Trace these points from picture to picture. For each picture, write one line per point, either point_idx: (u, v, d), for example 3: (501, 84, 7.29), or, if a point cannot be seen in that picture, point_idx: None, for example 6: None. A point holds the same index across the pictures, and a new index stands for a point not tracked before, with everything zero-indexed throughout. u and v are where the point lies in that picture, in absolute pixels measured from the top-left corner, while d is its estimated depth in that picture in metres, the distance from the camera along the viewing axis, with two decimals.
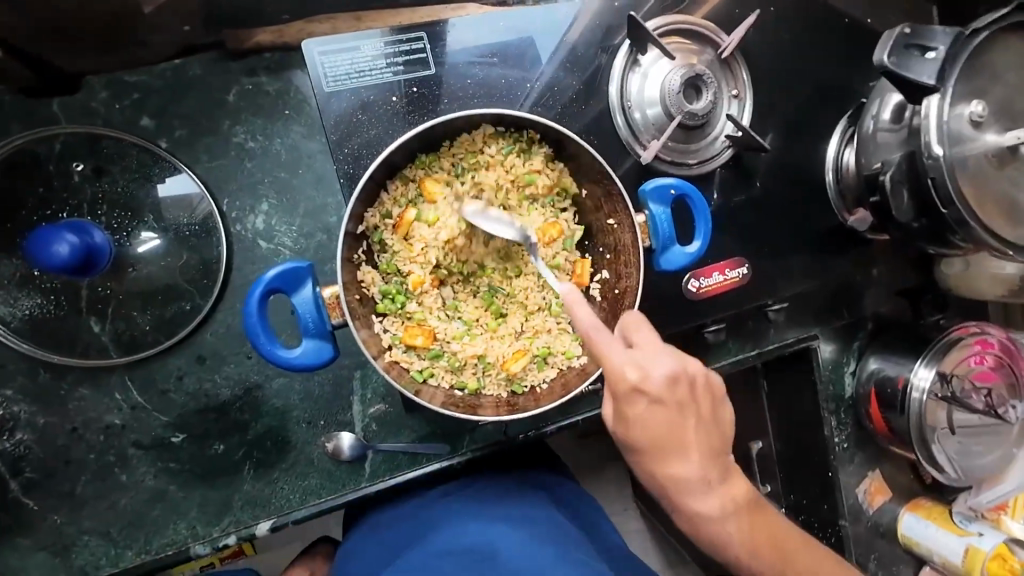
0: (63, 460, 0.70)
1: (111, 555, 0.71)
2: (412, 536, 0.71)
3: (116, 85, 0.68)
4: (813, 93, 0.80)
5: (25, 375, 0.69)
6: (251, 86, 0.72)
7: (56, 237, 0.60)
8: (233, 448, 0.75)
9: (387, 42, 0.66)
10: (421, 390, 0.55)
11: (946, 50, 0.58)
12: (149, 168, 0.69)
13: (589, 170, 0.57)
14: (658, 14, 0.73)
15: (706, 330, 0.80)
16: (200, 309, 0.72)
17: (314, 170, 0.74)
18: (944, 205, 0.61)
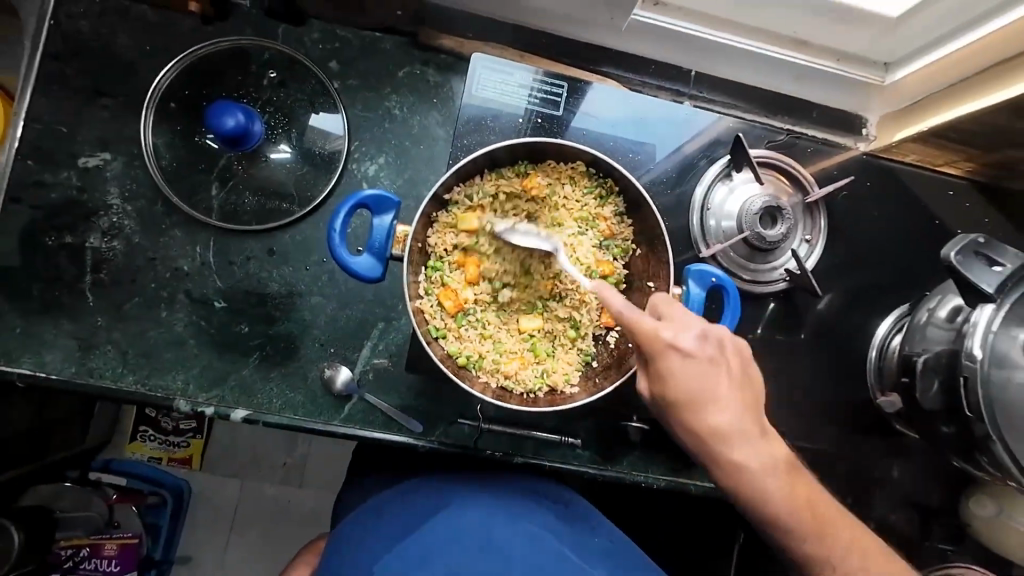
0: (130, 278, 0.82)
1: (117, 372, 0.81)
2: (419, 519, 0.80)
3: (328, 31, 0.86)
4: (881, 273, 0.84)
5: (143, 202, 0.82)
6: (419, 71, 0.87)
7: (230, 112, 0.76)
8: (253, 334, 0.83)
9: (536, 79, 0.80)
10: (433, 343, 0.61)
11: (1013, 270, 0.61)
12: (317, 97, 0.85)
13: (650, 236, 0.65)
14: (763, 148, 0.82)
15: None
16: (292, 214, 0.84)
17: (432, 151, 0.87)
18: (970, 409, 0.61)
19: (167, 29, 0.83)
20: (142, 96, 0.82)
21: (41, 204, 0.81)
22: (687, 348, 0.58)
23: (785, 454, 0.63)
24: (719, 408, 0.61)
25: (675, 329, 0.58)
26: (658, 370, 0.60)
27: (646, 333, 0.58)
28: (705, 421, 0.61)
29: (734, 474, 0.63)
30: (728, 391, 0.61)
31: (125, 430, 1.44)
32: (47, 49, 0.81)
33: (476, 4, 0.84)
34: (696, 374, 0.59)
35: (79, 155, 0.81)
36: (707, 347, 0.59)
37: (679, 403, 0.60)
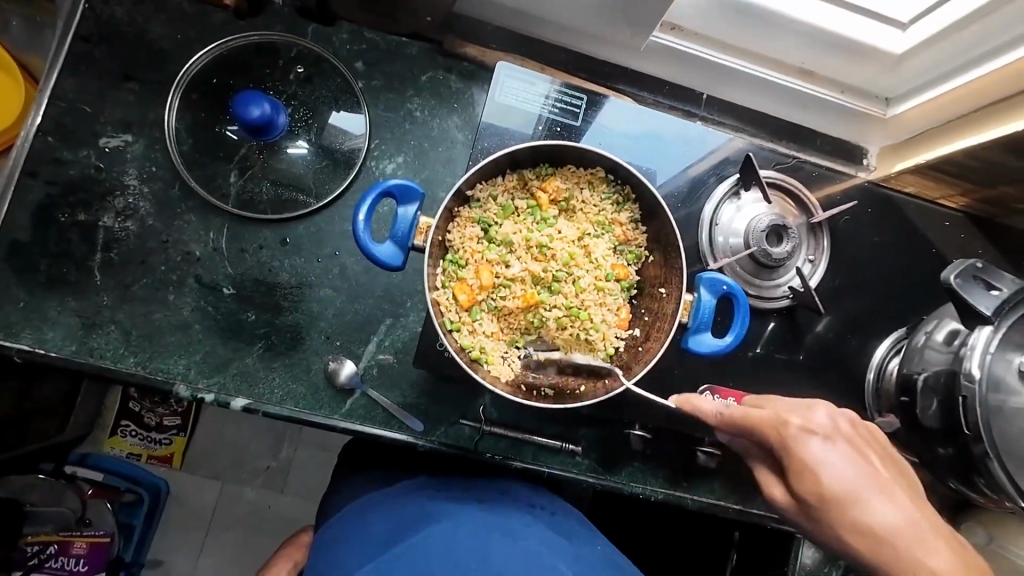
0: (141, 259, 0.81)
1: (118, 353, 0.79)
2: (410, 522, 0.78)
3: (356, 32, 0.88)
4: (881, 297, 0.87)
5: (160, 184, 0.83)
6: (441, 77, 0.89)
7: (256, 102, 0.78)
8: (260, 322, 0.83)
9: (556, 91, 0.83)
10: (447, 333, 0.62)
11: (1009, 294, 0.63)
12: (341, 94, 0.87)
13: (663, 244, 0.66)
14: (771, 170, 0.85)
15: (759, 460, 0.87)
16: (307, 206, 0.85)
17: (450, 153, 0.89)
18: (967, 427, 0.62)
19: (200, 20, 0.85)
20: (170, 82, 0.84)
21: (58, 180, 0.81)
22: (818, 429, 0.63)
23: (857, 434, 0.64)
24: (814, 437, 0.62)
25: (795, 414, 0.64)
26: (804, 463, 0.61)
27: (754, 418, 0.66)
28: (781, 427, 0.64)
29: (818, 477, 0.61)
30: (796, 413, 0.65)
31: (105, 422, 1.39)
32: (79, 31, 0.83)
33: (502, 17, 0.87)
34: (835, 456, 0.61)
35: (101, 135, 0.82)
36: (839, 426, 0.64)
37: (837, 499, 0.60)
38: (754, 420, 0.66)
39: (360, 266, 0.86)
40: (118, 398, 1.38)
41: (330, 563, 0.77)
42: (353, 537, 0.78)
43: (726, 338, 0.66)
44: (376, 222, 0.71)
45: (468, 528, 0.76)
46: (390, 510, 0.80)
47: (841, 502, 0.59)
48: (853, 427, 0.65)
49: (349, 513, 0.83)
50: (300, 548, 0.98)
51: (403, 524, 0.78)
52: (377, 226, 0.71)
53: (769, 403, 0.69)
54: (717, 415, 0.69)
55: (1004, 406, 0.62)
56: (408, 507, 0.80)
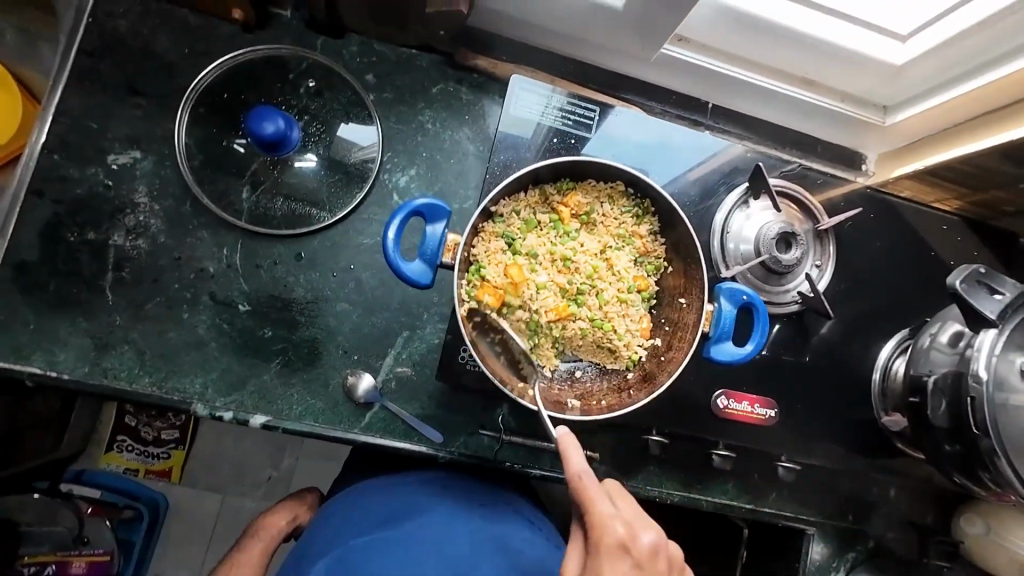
0: (153, 277, 0.80)
1: (133, 373, 0.78)
2: (407, 512, 0.80)
3: (365, 45, 0.88)
4: (884, 299, 0.90)
5: (171, 201, 0.82)
6: (452, 89, 0.89)
7: (271, 118, 0.77)
8: (276, 338, 0.82)
9: (568, 103, 0.84)
10: (473, 341, 0.63)
11: (1012, 298, 0.66)
12: (352, 107, 0.87)
13: (684, 256, 0.68)
14: (778, 178, 0.87)
15: (778, 463, 0.88)
16: (321, 220, 0.85)
17: (462, 165, 0.89)
18: (976, 426, 0.65)
19: (207, 34, 0.84)
20: (178, 97, 0.83)
21: (65, 198, 0.79)
22: (634, 550, 0.60)
23: (665, 574, 0.61)
24: (625, 558, 0.59)
25: (625, 523, 0.61)
26: (603, 552, 0.60)
27: (592, 510, 0.61)
28: (605, 532, 0.60)
29: None
30: (623, 519, 0.61)
31: (99, 438, 1.36)
32: (82, 45, 0.81)
33: (512, 29, 0.87)
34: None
35: (108, 152, 0.81)
36: (655, 561, 0.61)
37: None
38: (589, 495, 0.62)
39: (376, 280, 0.86)
40: (113, 414, 1.36)
41: (328, 526, 0.80)
42: (352, 509, 0.80)
43: (748, 346, 0.68)
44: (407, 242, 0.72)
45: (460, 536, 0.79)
46: (394, 495, 0.82)
47: None
48: (667, 564, 0.62)
49: (354, 492, 0.83)
50: (301, 506, 0.97)
51: (404, 513, 0.80)
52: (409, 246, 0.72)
53: (621, 503, 0.64)
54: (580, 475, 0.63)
55: (1009, 405, 0.65)
56: (415, 496, 0.82)
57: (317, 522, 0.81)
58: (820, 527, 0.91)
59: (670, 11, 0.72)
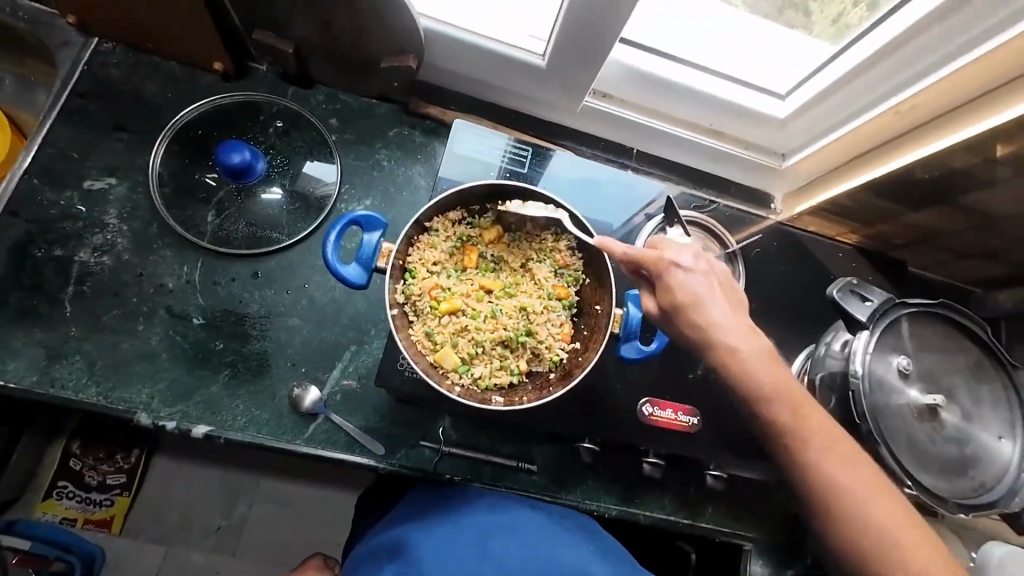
0: (113, 291, 0.85)
1: (80, 383, 0.81)
2: (409, 529, 0.78)
3: (331, 94, 1.01)
4: (794, 319, 0.99)
5: (140, 223, 0.89)
6: (406, 132, 1.02)
7: (238, 150, 0.87)
8: (227, 351, 0.87)
9: (505, 145, 0.96)
10: (405, 337, 0.69)
11: (879, 304, 0.76)
12: (315, 145, 0.97)
13: (597, 266, 0.75)
14: (691, 210, 0.99)
15: (707, 472, 0.93)
16: (280, 243, 0.92)
17: (414, 197, 0.99)
18: (858, 418, 0.73)
19: (189, 81, 0.96)
20: (157, 132, 0.93)
21: (38, 219, 0.86)
22: (685, 263, 0.68)
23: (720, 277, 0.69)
24: (681, 270, 0.68)
25: (669, 250, 0.69)
26: (668, 286, 0.68)
27: (644, 254, 0.69)
28: (655, 260, 0.68)
29: (679, 305, 0.67)
30: (669, 248, 0.69)
31: (39, 483, 1.31)
32: (75, 88, 0.92)
33: (460, 84, 1.01)
34: (694, 281, 0.67)
35: (86, 178, 0.89)
36: (703, 264, 0.69)
37: (699, 325, 0.67)
38: (649, 259, 0.68)
39: (328, 297, 0.92)
40: (59, 454, 1.32)
41: None
42: (363, 555, 0.79)
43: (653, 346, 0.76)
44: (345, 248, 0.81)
45: (470, 533, 0.75)
46: (392, 525, 0.81)
47: (705, 331, 0.66)
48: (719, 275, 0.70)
49: (359, 552, 0.81)
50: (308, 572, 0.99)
51: (401, 536, 0.77)
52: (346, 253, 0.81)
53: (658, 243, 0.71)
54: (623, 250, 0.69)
55: (884, 399, 0.74)
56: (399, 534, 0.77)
57: None
58: (756, 542, 0.93)
59: (582, 68, 0.87)
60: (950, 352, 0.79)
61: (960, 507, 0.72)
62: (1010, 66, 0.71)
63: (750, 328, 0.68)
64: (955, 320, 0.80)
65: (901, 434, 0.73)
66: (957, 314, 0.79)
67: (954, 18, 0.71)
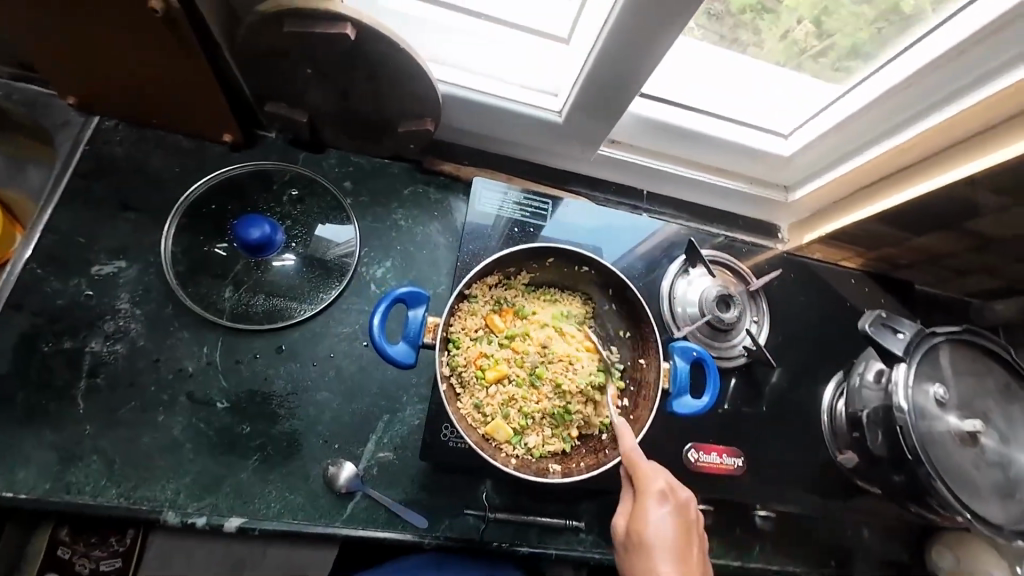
0: (130, 381, 0.81)
1: (99, 485, 0.75)
2: None
3: (343, 157, 1.00)
4: (818, 348, 1.01)
5: (153, 305, 0.85)
6: (421, 190, 1.01)
7: (257, 224, 0.85)
8: (255, 434, 0.82)
9: (524, 198, 0.96)
10: (456, 409, 0.68)
11: (911, 336, 0.78)
12: (331, 210, 0.95)
13: (637, 321, 0.76)
14: (710, 249, 1.01)
15: (755, 512, 0.93)
16: (302, 313, 0.89)
17: (434, 256, 0.98)
18: (910, 452, 0.73)
19: (197, 154, 0.93)
20: (167, 209, 0.89)
21: (44, 310, 0.81)
22: (671, 499, 0.67)
23: (692, 526, 0.67)
24: (663, 503, 0.67)
25: (665, 478, 0.68)
26: (643, 513, 0.67)
27: (638, 465, 0.68)
28: (649, 480, 0.67)
29: (641, 527, 0.67)
30: (665, 478, 0.68)
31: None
32: (78, 169, 0.88)
33: (472, 140, 1.01)
34: (666, 522, 0.66)
35: (93, 263, 0.85)
36: (689, 512, 0.68)
37: (646, 550, 0.65)
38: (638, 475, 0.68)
39: (356, 366, 0.89)
40: (41, 547, 1.00)
41: None
42: None
43: (704, 398, 0.77)
44: (392, 325, 0.81)
45: None
46: None
47: (645, 558, 0.65)
48: (694, 524, 0.68)
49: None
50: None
51: None
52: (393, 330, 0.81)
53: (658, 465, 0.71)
54: (631, 451, 0.68)
55: (931, 430, 0.75)
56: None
57: None
58: None
59: (599, 123, 0.89)
60: (980, 376, 0.81)
61: (1015, 533, 0.72)
62: (1002, 109, 0.76)
63: None
64: (980, 344, 0.82)
65: (948, 464, 0.74)
66: (980, 338, 0.82)
67: (946, 66, 0.76)
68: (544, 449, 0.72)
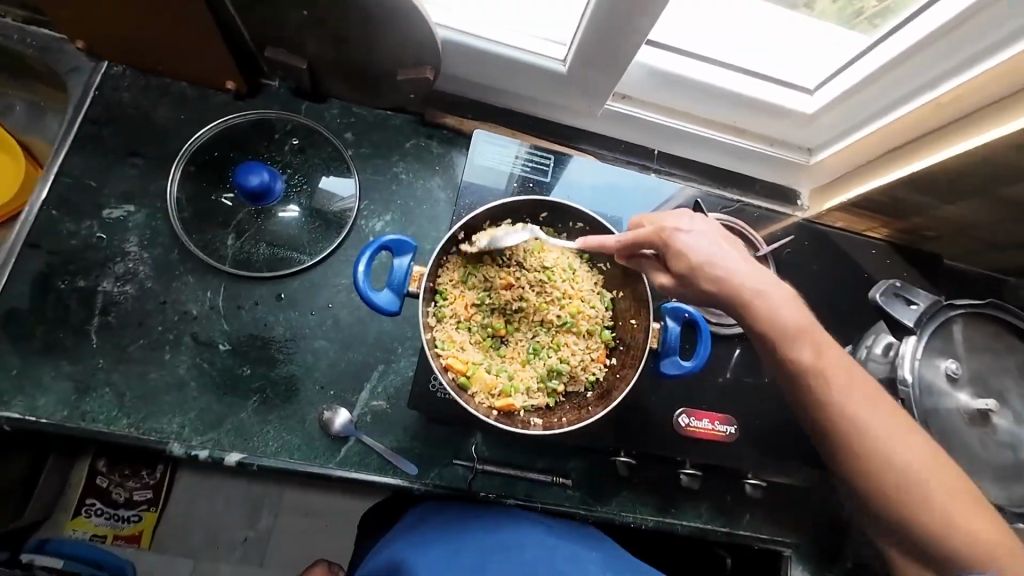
0: (138, 321, 0.84)
1: (112, 415, 0.80)
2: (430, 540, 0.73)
3: (345, 108, 0.98)
4: (828, 320, 0.97)
5: (160, 250, 0.88)
6: (423, 144, 0.99)
7: (256, 171, 0.85)
8: (255, 376, 0.86)
9: (527, 153, 0.94)
10: (437, 358, 0.69)
11: (926, 307, 0.74)
12: (332, 163, 0.95)
13: (629, 278, 0.74)
14: (719, 212, 0.97)
15: (745, 481, 0.91)
16: (302, 263, 0.91)
17: (434, 211, 0.97)
18: None
19: (202, 102, 0.94)
20: (172, 156, 0.91)
21: (59, 250, 0.85)
22: (693, 260, 0.64)
23: (737, 248, 0.67)
24: (683, 229, 0.65)
25: (675, 218, 0.67)
26: (677, 252, 0.65)
27: (643, 220, 0.68)
28: (655, 226, 0.66)
29: (685, 260, 0.64)
30: (675, 216, 0.67)
31: (64, 504, 1.26)
32: (88, 115, 0.90)
33: (475, 93, 0.98)
34: (700, 239, 0.65)
35: (104, 207, 0.88)
36: (729, 265, 0.65)
37: (703, 270, 0.64)
38: (755, 312, 0.65)
39: (353, 317, 0.91)
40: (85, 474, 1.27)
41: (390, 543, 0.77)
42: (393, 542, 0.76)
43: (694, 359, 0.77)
44: (375, 275, 0.82)
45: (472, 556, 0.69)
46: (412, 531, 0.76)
47: (705, 277, 0.65)
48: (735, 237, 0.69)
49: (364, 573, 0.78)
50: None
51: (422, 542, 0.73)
52: (377, 279, 0.82)
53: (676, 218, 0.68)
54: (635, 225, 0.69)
55: (936, 405, 0.71)
56: (402, 552, 0.72)
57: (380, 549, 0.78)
58: (796, 548, 0.91)
59: (606, 73, 0.84)
60: (1000, 354, 0.76)
61: (1017, 515, 0.71)
62: None
63: (791, 296, 0.67)
64: (1008, 322, 0.77)
65: (951, 442, 0.71)
66: (1009, 315, 0.77)
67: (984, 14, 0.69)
68: (526, 403, 0.72)
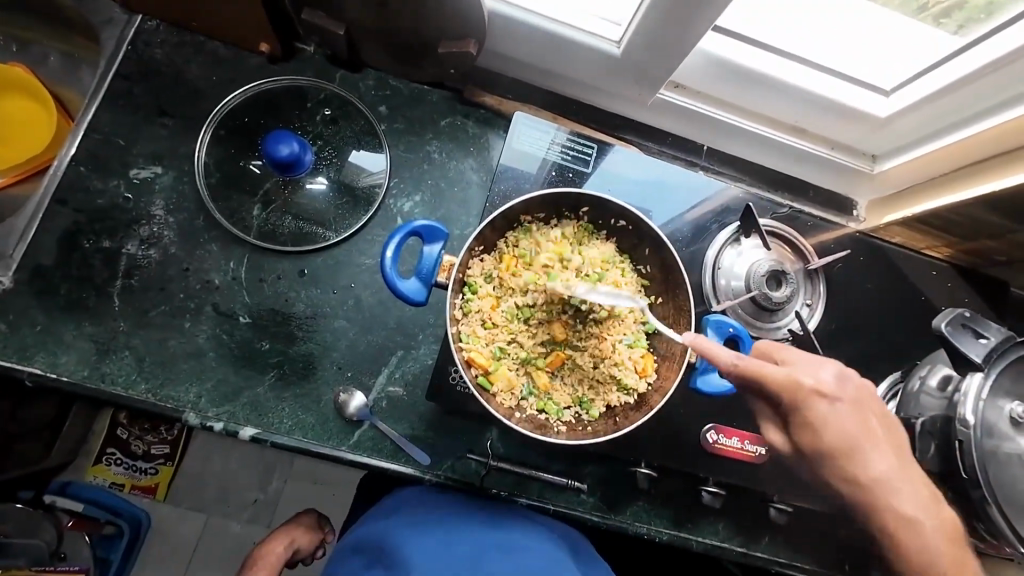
0: (161, 286, 0.83)
1: (130, 379, 0.80)
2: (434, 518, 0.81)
3: (381, 80, 0.94)
4: (875, 342, 0.90)
5: (185, 215, 0.86)
6: (459, 122, 0.94)
7: (286, 141, 0.82)
8: (273, 351, 0.84)
9: (569, 140, 0.88)
10: (462, 353, 0.66)
11: (997, 342, 0.67)
12: (363, 137, 0.91)
13: (670, 286, 0.71)
14: (770, 218, 0.90)
15: (769, 504, 0.86)
16: (327, 239, 0.88)
17: (465, 194, 0.93)
18: (964, 470, 0.65)
19: (235, 64, 0.90)
20: (203, 119, 0.88)
21: (85, 208, 0.84)
22: (825, 394, 0.67)
23: (858, 396, 0.69)
24: (823, 400, 0.68)
25: (804, 374, 0.68)
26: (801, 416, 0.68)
27: (770, 376, 0.67)
28: (797, 390, 0.67)
29: (814, 431, 0.68)
30: (806, 374, 0.68)
31: (90, 449, 1.28)
32: (119, 70, 0.88)
33: (519, 71, 0.92)
34: (837, 411, 0.68)
35: (132, 167, 0.86)
36: (842, 391, 0.69)
37: (832, 449, 0.68)
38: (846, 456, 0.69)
39: (375, 299, 0.88)
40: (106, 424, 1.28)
41: (387, 511, 0.85)
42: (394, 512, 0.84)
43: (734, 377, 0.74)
44: (404, 260, 0.80)
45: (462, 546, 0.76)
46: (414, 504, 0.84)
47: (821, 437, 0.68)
48: (855, 387, 0.69)
49: (347, 544, 0.87)
50: (296, 529, 1.08)
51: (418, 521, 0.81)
52: (406, 265, 0.80)
53: (782, 358, 0.70)
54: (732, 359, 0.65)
55: (998, 449, 0.65)
56: (385, 532, 0.80)
57: (378, 513, 0.86)
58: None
59: (664, 60, 0.77)
60: None
61: None
62: None
63: (874, 425, 0.69)
64: None
65: (1013, 491, 0.65)
66: None
67: None
68: (550, 407, 0.70)
